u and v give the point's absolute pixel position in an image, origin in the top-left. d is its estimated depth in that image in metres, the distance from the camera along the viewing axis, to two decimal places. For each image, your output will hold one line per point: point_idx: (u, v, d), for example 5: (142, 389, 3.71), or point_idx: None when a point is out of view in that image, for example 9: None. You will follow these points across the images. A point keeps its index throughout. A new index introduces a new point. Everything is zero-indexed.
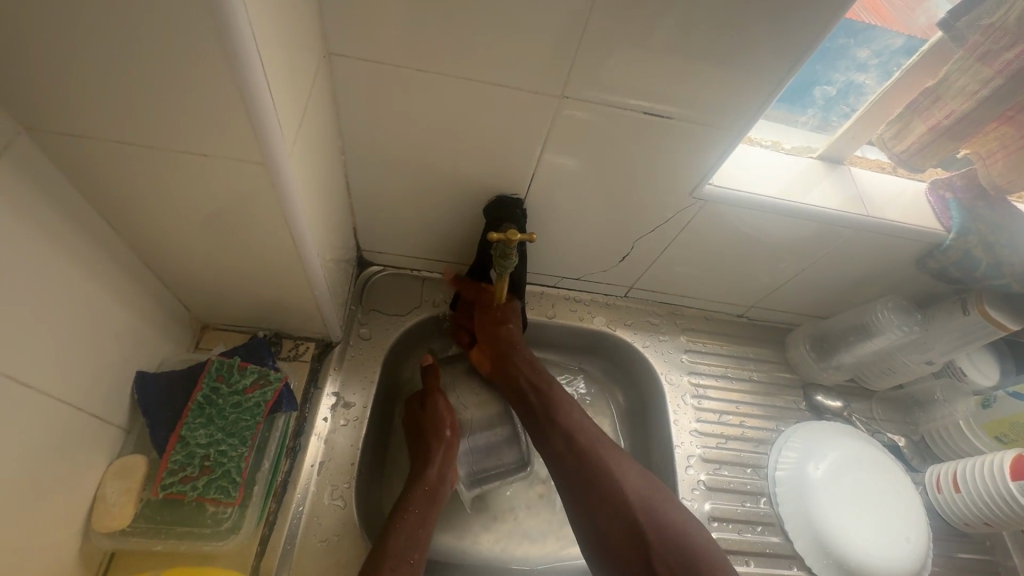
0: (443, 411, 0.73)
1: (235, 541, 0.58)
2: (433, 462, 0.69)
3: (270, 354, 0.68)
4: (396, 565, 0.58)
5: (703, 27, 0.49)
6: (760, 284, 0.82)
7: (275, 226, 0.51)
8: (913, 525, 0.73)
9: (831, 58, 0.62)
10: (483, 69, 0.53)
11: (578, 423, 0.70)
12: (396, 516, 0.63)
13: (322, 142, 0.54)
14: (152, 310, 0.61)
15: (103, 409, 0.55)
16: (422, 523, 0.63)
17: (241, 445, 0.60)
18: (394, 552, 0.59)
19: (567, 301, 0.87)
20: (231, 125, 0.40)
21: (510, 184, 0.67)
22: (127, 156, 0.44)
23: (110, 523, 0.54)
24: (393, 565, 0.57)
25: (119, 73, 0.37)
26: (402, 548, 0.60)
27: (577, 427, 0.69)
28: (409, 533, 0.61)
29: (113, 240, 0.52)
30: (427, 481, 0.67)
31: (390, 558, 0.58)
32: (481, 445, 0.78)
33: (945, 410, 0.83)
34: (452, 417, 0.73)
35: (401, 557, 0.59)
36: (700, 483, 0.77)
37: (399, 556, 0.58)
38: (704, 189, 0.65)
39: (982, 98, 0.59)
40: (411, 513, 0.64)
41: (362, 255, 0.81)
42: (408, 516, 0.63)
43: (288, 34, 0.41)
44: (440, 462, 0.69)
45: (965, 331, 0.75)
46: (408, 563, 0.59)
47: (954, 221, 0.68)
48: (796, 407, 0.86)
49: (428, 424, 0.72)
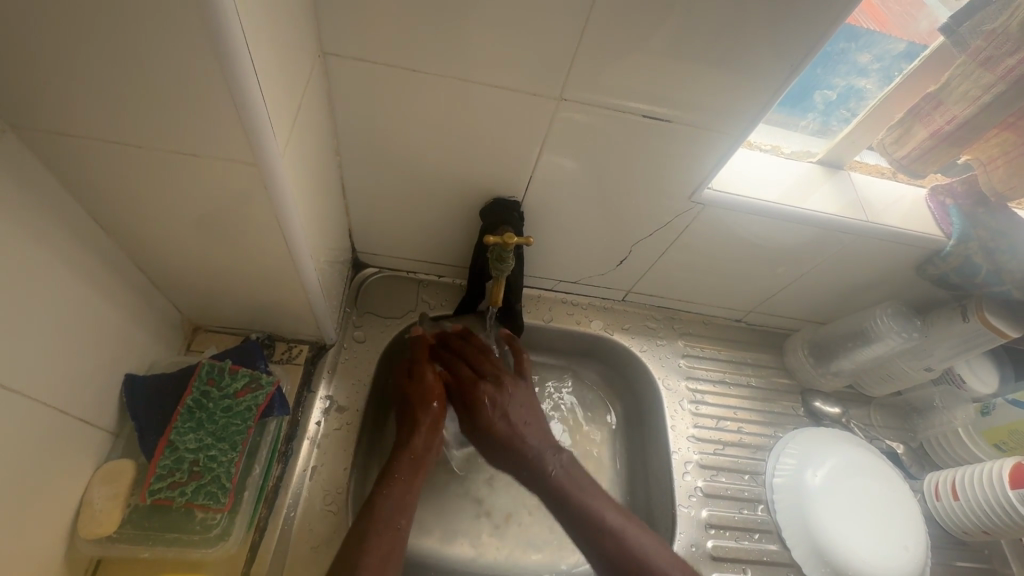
0: (433, 378, 0.69)
1: (224, 547, 0.57)
2: (420, 429, 0.66)
3: (262, 357, 0.67)
4: (383, 531, 0.57)
5: (705, 30, 0.48)
6: (758, 289, 0.82)
7: (267, 228, 0.50)
8: (911, 533, 0.72)
9: (833, 62, 0.61)
10: (482, 71, 0.52)
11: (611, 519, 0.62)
12: (383, 482, 0.62)
13: (315, 143, 0.54)
14: (142, 312, 0.60)
15: (91, 413, 0.54)
16: (409, 490, 0.62)
17: (230, 450, 0.59)
18: (382, 520, 0.58)
19: (564, 304, 0.86)
20: (222, 125, 0.40)
21: (508, 187, 0.66)
22: (115, 157, 0.43)
23: (96, 529, 0.53)
24: (380, 530, 0.57)
25: (107, 71, 0.36)
26: (389, 515, 0.59)
27: (608, 522, 0.62)
28: (397, 499, 0.60)
29: (102, 242, 0.51)
30: (412, 449, 0.65)
31: (379, 526, 0.57)
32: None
33: (943, 417, 0.83)
34: (440, 389, 0.69)
35: (389, 523, 0.58)
36: (698, 490, 0.76)
37: (386, 523, 0.58)
38: (703, 193, 0.64)
39: (985, 104, 0.58)
40: (398, 474, 0.63)
41: (357, 257, 0.80)
42: (395, 478, 0.62)
43: (282, 32, 0.41)
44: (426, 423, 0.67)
45: (964, 339, 0.75)
46: (394, 528, 0.58)
47: (954, 226, 0.68)
48: (794, 413, 0.86)
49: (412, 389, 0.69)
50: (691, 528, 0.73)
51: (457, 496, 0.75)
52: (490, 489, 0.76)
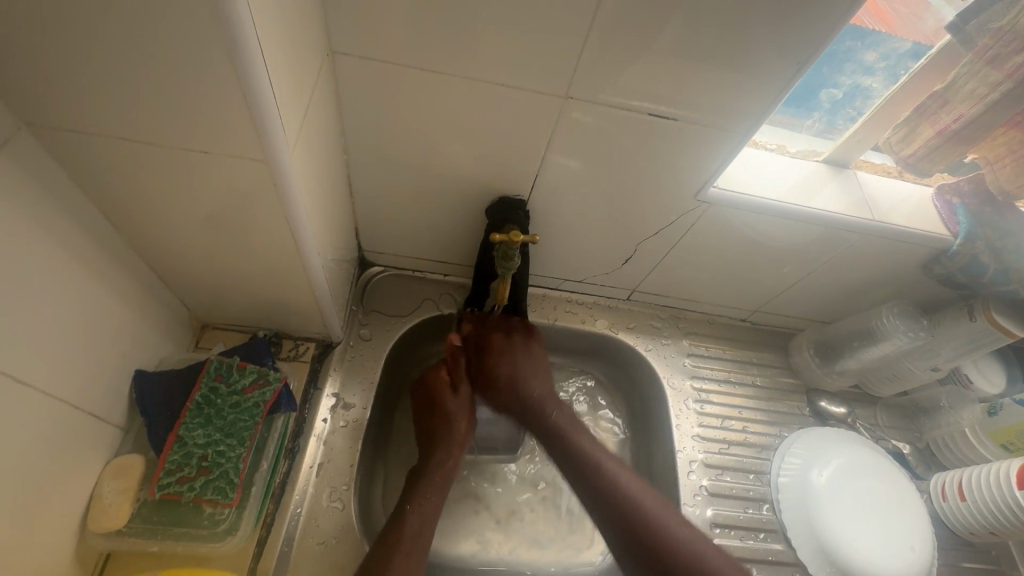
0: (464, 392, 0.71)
1: (231, 543, 0.58)
2: (446, 445, 0.67)
3: (270, 354, 0.68)
4: (410, 549, 0.57)
5: (711, 27, 0.48)
6: (763, 287, 0.82)
7: (275, 225, 0.51)
8: (918, 533, 0.72)
9: (839, 61, 0.61)
10: (488, 69, 0.53)
11: (621, 479, 0.62)
12: (410, 498, 0.62)
13: (323, 140, 0.54)
14: (151, 309, 0.60)
15: (100, 408, 0.55)
16: (435, 509, 0.62)
17: (239, 446, 0.60)
18: (410, 538, 0.58)
19: (569, 303, 0.86)
20: (233, 123, 0.40)
21: (513, 185, 0.66)
22: (126, 153, 0.43)
23: (107, 523, 0.53)
24: (408, 549, 0.57)
25: (121, 69, 0.36)
26: (416, 530, 0.59)
27: (616, 482, 0.61)
28: (423, 518, 0.60)
29: (113, 239, 0.52)
30: (439, 468, 0.66)
31: (407, 540, 0.57)
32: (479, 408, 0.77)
33: (950, 418, 0.82)
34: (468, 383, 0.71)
35: (414, 541, 0.58)
36: (703, 489, 0.77)
37: (413, 542, 0.57)
38: (708, 192, 0.65)
39: (991, 102, 0.59)
40: (428, 488, 0.64)
41: (363, 256, 0.80)
42: (423, 493, 0.63)
43: (291, 29, 0.41)
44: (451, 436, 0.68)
45: (971, 338, 0.74)
46: (417, 538, 0.58)
47: (961, 226, 0.68)
48: (799, 412, 0.86)
49: (439, 408, 0.70)
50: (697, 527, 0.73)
51: (462, 494, 0.75)
52: (496, 487, 0.76)
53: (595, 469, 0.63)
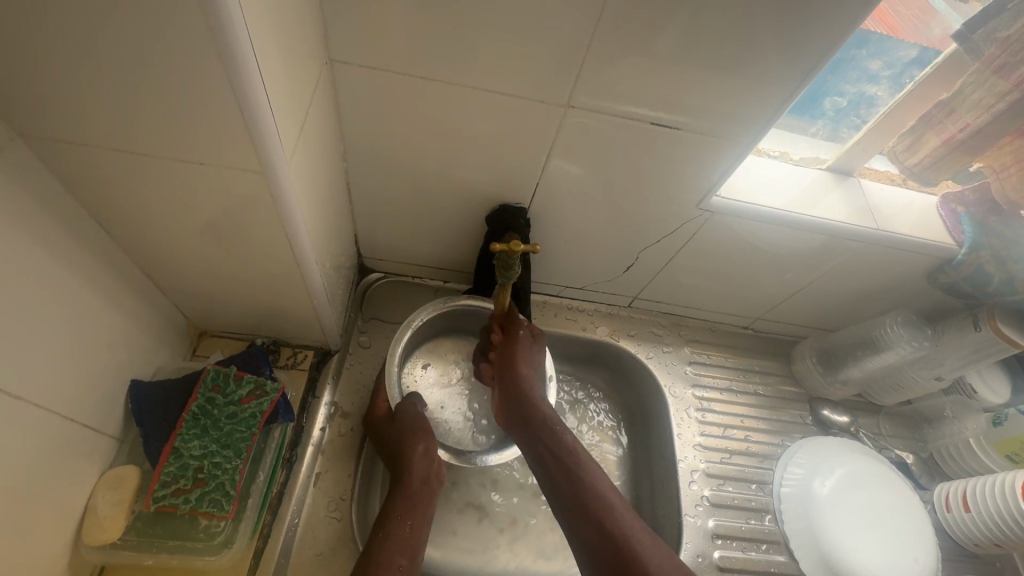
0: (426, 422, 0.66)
1: (228, 555, 0.57)
2: (415, 463, 0.62)
3: (268, 363, 0.67)
4: (381, 570, 0.53)
5: (715, 36, 0.48)
6: (765, 296, 0.81)
7: (273, 233, 0.50)
8: (921, 545, 0.71)
9: (843, 69, 0.60)
10: (488, 77, 0.52)
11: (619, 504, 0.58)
12: (381, 525, 0.58)
13: (321, 150, 0.53)
14: (147, 317, 0.60)
15: (94, 419, 0.54)
16: (414, 534, 0.58)
17: (236, 457, 0.59)
18: (381, 559, 0.54)
19: (569, 310, 0.85)
20: (228, 133, 0.39)
21: (514, 194, 0.66)
22: (118, 164, 0.43)
23: (101, 536, 0.53)
24: (376, 567, 0.53)
25: (114, 79, 0.36)
26: (390, 550, 0.55)
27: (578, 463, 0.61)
28: (398, 542, 0.56)
29: (109, 248, 0.51)
30: (409, 486, 0.61)
31: (373, 560, 0.54)
32: (472, 402, 0.77)
33: (954, 428, 0.81)
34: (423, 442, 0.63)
35: (388, 560, 0.54)
36: (704, 499, 0.76)
37: (384, 560, 0.54)
38: (711, 201, 0.64)
39: (998, 112, 0.60)
40: (398, 523, 0.58)
41: (362, 262, 0.80)
42: (406, 519, 0.58)
43: (288, 39, 0.40)
44: (424, 457, 0.63)
45: (975, 349, 0.74)
46: (397, 569, 0.54)
47: (966, 235, 0.67)
48: (801, 421, 0.85)
49: (409, 447, 0.63)
50: (698, 537, 0.73)
51: (462, 505, 0.74)
52: (495, 496, 0.75)
53: (593, 495, 0.58)
